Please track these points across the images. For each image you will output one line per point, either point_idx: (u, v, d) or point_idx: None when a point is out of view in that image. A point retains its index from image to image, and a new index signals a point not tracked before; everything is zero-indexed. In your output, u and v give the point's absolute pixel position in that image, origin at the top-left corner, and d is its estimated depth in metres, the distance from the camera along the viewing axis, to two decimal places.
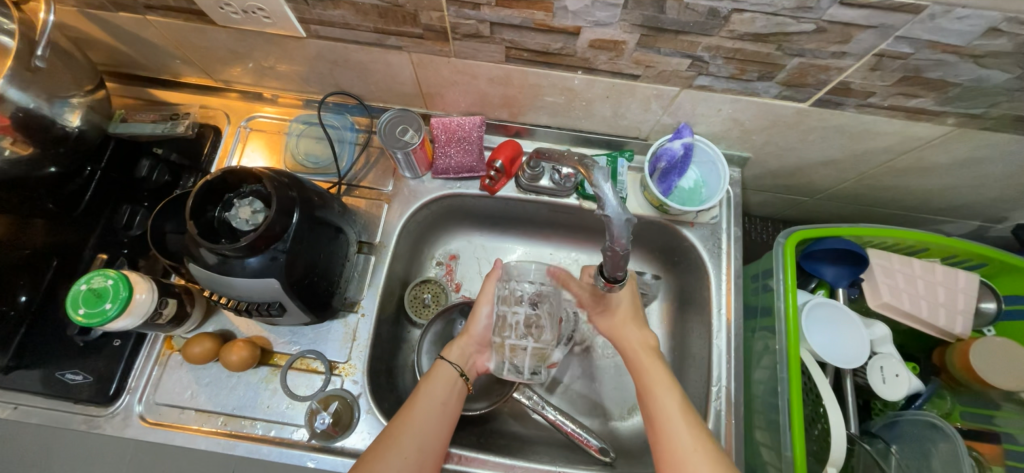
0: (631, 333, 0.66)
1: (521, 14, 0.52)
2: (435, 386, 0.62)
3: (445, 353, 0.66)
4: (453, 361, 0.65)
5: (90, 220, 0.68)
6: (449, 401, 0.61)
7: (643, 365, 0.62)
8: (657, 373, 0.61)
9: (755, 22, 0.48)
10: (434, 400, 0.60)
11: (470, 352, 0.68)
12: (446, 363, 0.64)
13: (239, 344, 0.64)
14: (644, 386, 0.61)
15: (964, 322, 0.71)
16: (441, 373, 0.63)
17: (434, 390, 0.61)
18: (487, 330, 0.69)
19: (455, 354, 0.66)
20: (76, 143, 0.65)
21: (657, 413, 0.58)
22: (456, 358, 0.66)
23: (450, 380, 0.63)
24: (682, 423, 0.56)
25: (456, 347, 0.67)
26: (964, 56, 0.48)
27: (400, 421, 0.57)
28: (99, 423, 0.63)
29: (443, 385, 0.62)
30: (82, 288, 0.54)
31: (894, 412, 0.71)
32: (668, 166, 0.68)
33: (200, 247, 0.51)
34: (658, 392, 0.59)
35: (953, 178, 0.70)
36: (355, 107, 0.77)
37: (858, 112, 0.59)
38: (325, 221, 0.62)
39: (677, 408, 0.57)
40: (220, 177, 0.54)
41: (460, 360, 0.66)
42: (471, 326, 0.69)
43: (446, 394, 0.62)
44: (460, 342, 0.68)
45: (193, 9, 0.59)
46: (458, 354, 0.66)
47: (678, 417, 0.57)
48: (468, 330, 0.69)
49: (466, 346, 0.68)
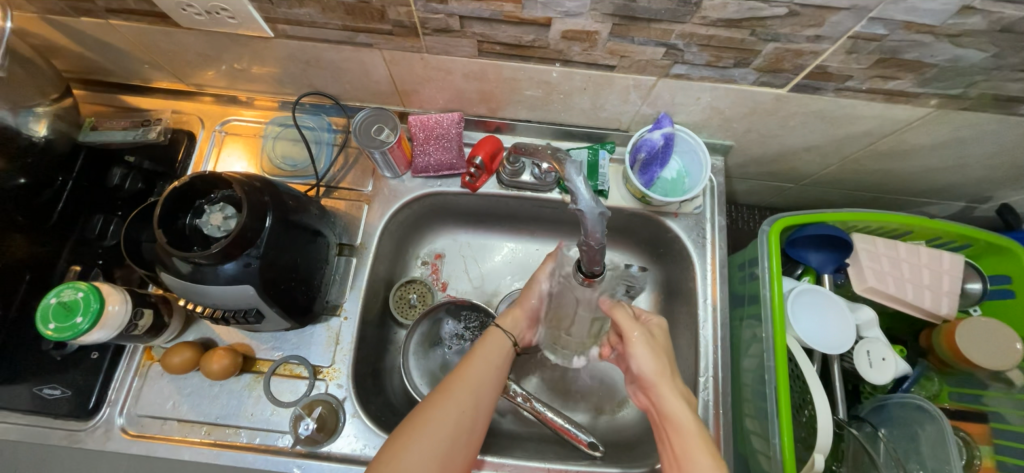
0: (668, 389, 0.55)
1: (490, 6, 0.50)
2: (489, 346, 0.61)
3: (499, 320, 0.64)
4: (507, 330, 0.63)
5: (62, 231, 0.66)
6: (501, 363, 0.60)
7: (678, 426, 0.52)
8: (695, 440, 0.51)
9: (726, 8, 0.47)
10: (489, 363, 0.59)
11: (522, 327, 0.65)
12: (500, 330, 0.63)
13: (220, 352, 0.63)
14: (678, 451, 0.51)
15: (950, 303, 0.70)
16: (494, 340, 0.61)
17: (489, 353, 0.60)
18: (540, 307, 0.67)
19: (511, 322, 0.64)
20: (43, 152, 0.64)
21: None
22: (511, 328, 0.64)
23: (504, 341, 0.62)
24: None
25: (510, 317, 0.65)
26: (939, 36, 0.48)
27: (453, 378, 0.57)
28: (81, 437, 0.63)
29: (496, 347, 0.61)
30: (51, 302, 0.53)
31: (882, 396, 0.70)
32: (648, 156, 0.68)
33: (172, 256, 0.50)
34: (696, 461, 0.49)
35: (935, 160, 0.69)
36: (331, 107, 0.76)
37: (837, 96, 0.58)
38: (301, 225, 0.61)
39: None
40: (188, 184, 0.53)
41: (513, 329, 0.64)
42: (527, 299, 0.66)
43: (499, 357, 0.60)
44: (513, 314, 0.65)
45: (155, 11, 0.58)
46: (512, 324, 0.64)
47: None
48: (523, 302, 0.66)
49: (519, 319, 0.65)
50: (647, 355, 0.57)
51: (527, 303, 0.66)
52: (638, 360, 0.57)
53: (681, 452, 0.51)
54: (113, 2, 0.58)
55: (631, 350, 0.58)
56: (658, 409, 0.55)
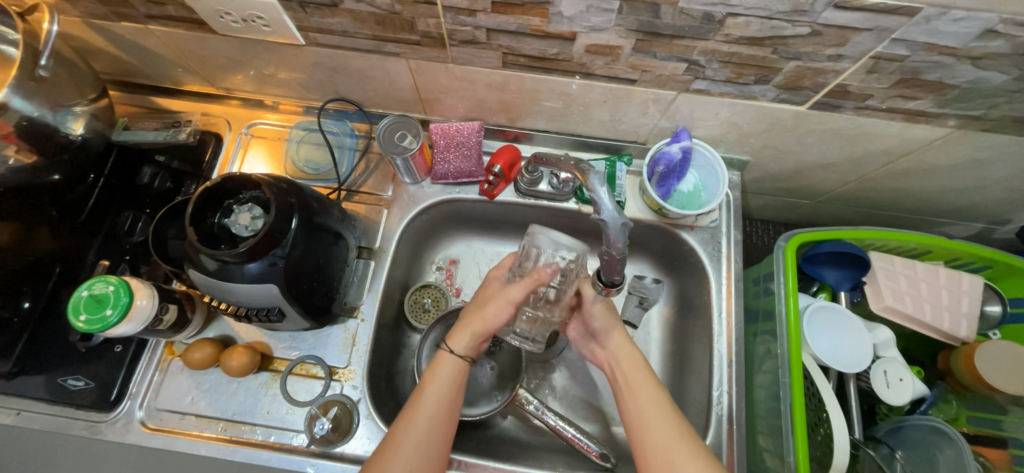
0: (616, 333, 0.61)
1: (516, 20, 0.52)
2: (439, 381, 0.57)
3: (450, 343, 0.59)
4: (461, 353, 0.58)
5: (93, 227, 0.68)
6: (454, 396, 0.57)
7: (627, 365, 0.58)
8: (642, 377, 0.57)
9: (750, 26, 0.48)
10: (438, 396, 0.56)
11: (480, 344, 0.60)
12: (452, 355, 0.58)
13: (239, 349, 0.64)
14: (626, 384, 0.57)
15: (969, 325, 0.70)
16: (444, 369, 0.58)
17: (436, 387, 0.57)
18: (502, 322, 0.60)
19: (464, 344, 0.59)
20: (78, 150, 0.66)
21: (642, 409, 0.54)
22: (466, 350, 0.59)
23: (457, 372, 0.58)
24: (665, 418, 0.53)
25: (464, 337, 0.59)
26: (962, 58, 0.48)
27: (404, 423, 0.54)
28: (101, 429, 0.64)
29: (448, 381, 0.57)
30: (83, 295, 0.55)
31: (898, 417, 0.70)
32: (666, 170, 0.69)
33: (200, 253, 0.52)
34: (640, 390, 0.56)
35: (954, 180, 0.69)
36: (355, 114, 0.78)
37: (857, 114, 0.59)
38: (325, 227, 0.62)
39: (665, 408, 0.54)
40: (220, 184, 0.55)
41: (468, 350, 0.59)
42: (489, 317, 0.59)
43: (451, 391, 0.57)
44: (468, 331, 0.59)
45: (194, 18, 0.60)
46: (467, 345, 0.58)
47: (665, 411, 0.54)
48: (484, 315, 0.59)
49: (473, 338, 0.59)
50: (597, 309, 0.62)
51: (488, 318, 0.59)
52: (593, 314, 0.62)
53: (632, 381, 0.57)
54: (155, 9, 0.60)
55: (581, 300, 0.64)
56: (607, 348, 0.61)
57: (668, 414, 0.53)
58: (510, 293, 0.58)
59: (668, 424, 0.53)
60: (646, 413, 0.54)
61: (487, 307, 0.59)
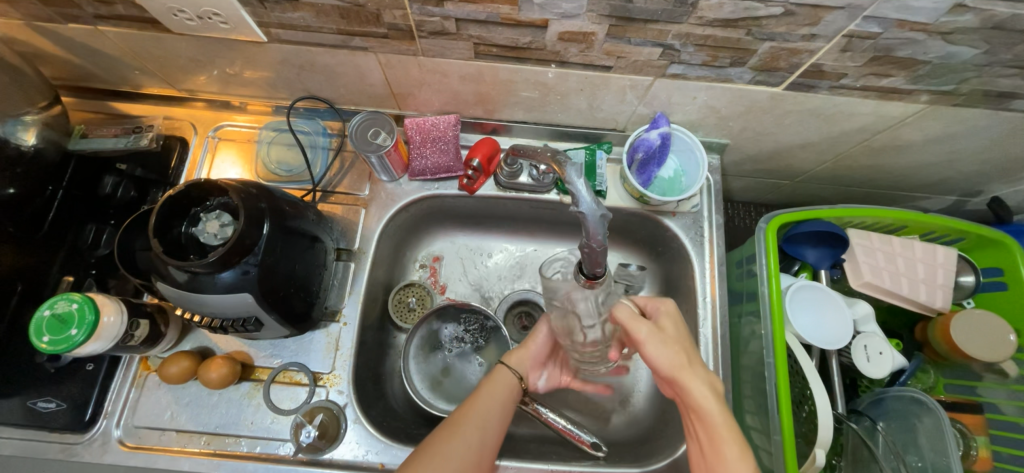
0: (692, 380, 0.52)
1: (486, 8, 0.50)
2: (496, 387, 0.59)
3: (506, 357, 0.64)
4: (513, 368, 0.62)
5: (54, 243, 0.65)
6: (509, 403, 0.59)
7: (704, 418, 0.51)
8: (721, 429, 0.50)
9: (723, 8, 0.47)
10: (494, 401, 0.58)
11: (529, 365, 0.64)
12: (507, 369, 0.62)
13: (218, 361, 0.62)
14: (705, 441, 0.51)
15: (944, 296, 0.71)
16: (501, 378, 0.61)
17: (492, 391, 0.59)
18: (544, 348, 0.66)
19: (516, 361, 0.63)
20: (32, 162, 0.62)
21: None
22: (517, 366, 0.63)
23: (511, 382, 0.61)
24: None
25: (516, 356, 0.64)
26: (933, 34, 0.48)
27: (465, 411, 0.57)
28: (77, 451, 0.62)
29: (506, 389, 0.60)
30: (45, 315, 0.52)
31: (879, 389, 0.71)
32: (645, 156, 0.68)
33: (168, 265, 0.50)
34: (727, 455, 0.49)
35: (928, 155, 0.70)
36: (326, 111, 0.75)
37: (832, 94, 0.59)
38: (299, 231, 0.60)
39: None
40: (184, 191, 0.52)
41: (518, 367, 0.63)
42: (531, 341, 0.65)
43: (506, 395, 0.59)
44: (519, 352, 0.64)
45: (146, 17, 0.57)
46: (519, 362, 0.64)
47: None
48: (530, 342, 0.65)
49: (525, 358, 0.64)
50: (658, 347, 0.54)
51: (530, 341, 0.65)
52: (653, 352, 0.54)
53: (712, 439, 0.50)
54: (102, 8, 0.57)
55: (642, 346, 0.55)
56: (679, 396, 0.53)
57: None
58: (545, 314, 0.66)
59: None
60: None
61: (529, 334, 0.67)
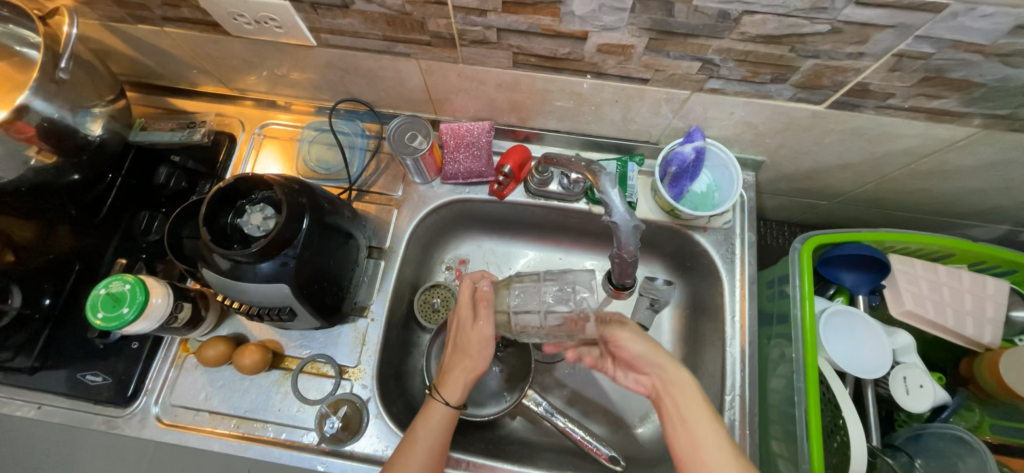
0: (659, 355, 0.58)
1: (528, 19, 0.51)
2: (432, 423, 0.58)
3: (440, 392, 0.60)
4: (455, 403, 0.60)
5: (110, 226, 0.70)
6: (443, 444, 0.58)
7: (679, 387, 0.56)
8: (694, 397, 0.55)
9: (766, 24, 0.47)
10: (431, 438, 0.57)
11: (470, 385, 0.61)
12: (443, 404, 0.59)
13: (252, 347, 0.65)
14: (680, 413, 0.55)
15: (994, 332, 0.67)
16: (437, 416, 0.59)
17: (429, 430, 0.57)
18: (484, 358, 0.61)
19: (457, 395, 0.60)
20: (97, 151, 0.67)
21: (698, 444, 0.52)
22: (458, 397, 0.60)
23: (450, 417, 0.59)
24: (727, 457, 0.50)
25: (453, 385, 0.60)
26: (990, 55, 0.46)
27: (406, 448, 0.56)
28: (118, 423, 0.65)
29: (441, 424, 0.58)
30: (101, 293, 0.56)
31: (918, 425, 0.68)
32: (678, 170, 0.67)
33: (214, 253, 0.52)
34: (702, 429, 0.52)
35: (980, 181, 0.67)
36: (365, 114, 0.78)
37: (878, 114, 0.57)
38: (336, 227, 0.62)
39: (719, 438, 0.51)
40: (233, 184, 0.55)
41: (460, 395, 0.60)
42: (467, 359, 0.61)
43: (442, 436, 0.58)
44: (457, 378, 0.60)
45: (207, 20, 0.61)
46: (458, 394, 0.60)
47: (723, 450, 0.51)
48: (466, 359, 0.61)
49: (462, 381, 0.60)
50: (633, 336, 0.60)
51: (471, 361, 0.61)
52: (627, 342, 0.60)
53: (686, 414, 0.54)
54: (169, 11, 0.61)
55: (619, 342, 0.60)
56: (660, 378, 0.58)
57: (729, 454, 0.50)
58: (483, 331, 0.60)
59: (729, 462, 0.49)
60: (709, 454, 0.51)
61: (467, 350, 0.61)
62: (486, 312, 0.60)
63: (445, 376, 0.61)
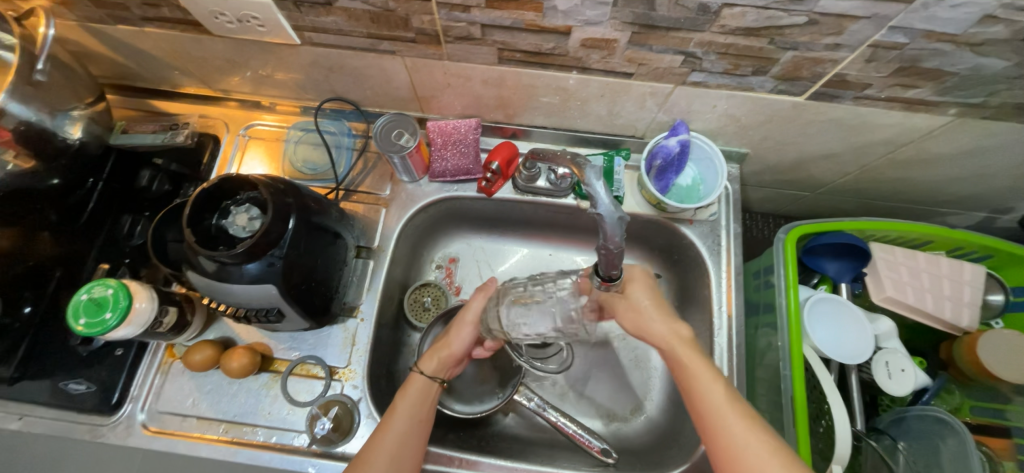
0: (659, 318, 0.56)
1: (512, 14, 0.52)
2: (410, 393, 0.58)
3: (420, 364, 0.60)
4: (431, 373, 0.60)
5: (92, 231, 0.68)
6: (421, 415, 0.57)
7: (682, 356, 0.54)
8: (702, 366, 0.52)
9: (746, 17, 0.48)
10: (410, 410, 0.57)
11: (450, 366, 0.62)
12: (421, 375, 0.60)
13: (240, 351, 0.64)
14: (688, 381, 0.53)
15: (972, 315, 0.69)
16: (414, 386, 0.59)
17: (408, 400, 0.57)
18: (468, 345, 0.63)
19: (432, 366, 0.60)
20: (76, 155, 0.66)
21: (702, 409, 0.51)
22: (437, 371, 0.61)
23: (427, 388, 0.59)
24: (733, 419, 0.49)
25: (435, 359, 0.61)
26: (960, 45, 0.48)
27: (383, 425, 0.55)
28: (103, 432, 0.64)
29: (417, 397, 0.58)
30: (83, 298, 0.55)
31: (899, 408, 0.70)
32: (664, 163, 0.68)
33: (198, 254, 0.52)
34: (708, 396, 0.51)
35: (956, 169, 0.69)
36: (351, 113, 0.78)
37: (855, 104, 0.59)
38: (323, 227, 0.62)
39: (724, 402, 0.50)
40: (217, 184, 0.55)
41: (439, 371, 0.61)
42: (453, 340, 0.62)
43: (420, 409, 0.57)
44: (440, 354, 0.61)
45: (188, 19, 0.60)
46: (437, 367, 0.61)
47: (728, 410, 0.49)
48: (450, 341, 0.62)
49: (444, 360, 0.61)
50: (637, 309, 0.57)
51: (453, 343, 0.62)
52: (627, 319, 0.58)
53: (693, 383, 0.52)
54: (149, 11, 0.60)
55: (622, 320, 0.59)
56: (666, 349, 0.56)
57: (733, 414, 0.49)
58: (469, 316, 0.62)
59: (734, 422, 0.49)
60: (714, 418, 0.50)
61: (452, 333, 0.63)
62: (479, 300, 0.63)
63: (430, 352, 0.63)
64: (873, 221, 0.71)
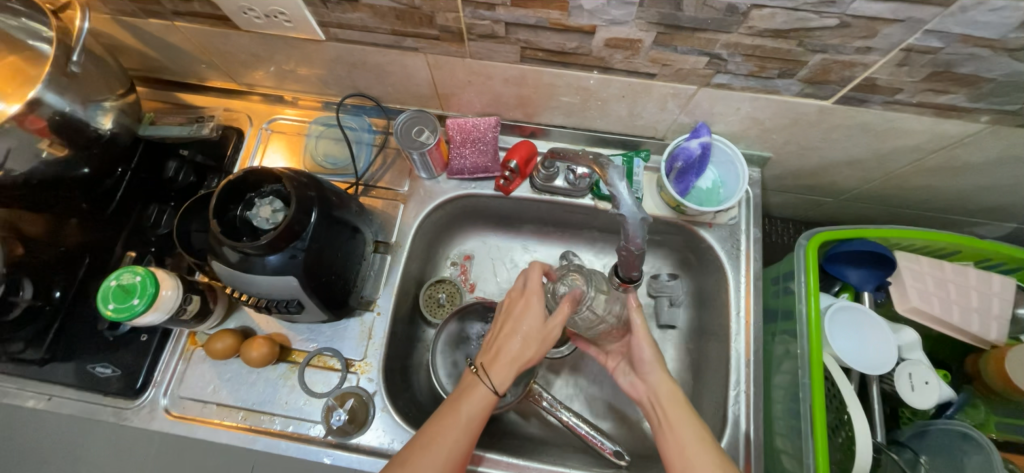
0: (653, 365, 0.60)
1: (537, 13, 0.52)
2: (472, 405, 0.55)
3: (490, 377, 0.56)
4: (499, 390, 0.56)
5: (120, 219, 0.70)
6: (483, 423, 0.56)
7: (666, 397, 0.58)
8: (679, 409, 0.57)
9: (775, 18, 0.47)
10: (467, 421, 0.55)
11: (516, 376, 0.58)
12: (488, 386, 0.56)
13: (259, 341, 0.65)
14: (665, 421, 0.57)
15: (1000, 329, 0.67)
16: (476, 396, 0.56)
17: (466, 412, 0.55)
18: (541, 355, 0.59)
19: (505, 383, 0.57)
20: (108, 145, 0.67)
21: (681, 446, 0.54)
22: (504, 385, 0.57)
23: (489, 402, 0.56)
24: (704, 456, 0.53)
25: (505, 374, 0.57)
26: (998, 50, 0.46)
27: (434, 433, 0.54)
28: (127, 415, 0.66)
29: (479, 409, 0.56)
30: (111, 284, 0.56)
31: (923, 421, 0.68)
32: (684, 166, 0.68)
33: (223, 245, 0.53)
34: (681, 431, 0.55)
35: (987, 178, 0.67)
36: (372, 109, 0.78)
37: (885, 109, 0.57)
38: (342, 221, 0.63)
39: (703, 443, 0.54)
40: (242, 177, 0.56)
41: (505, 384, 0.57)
42: (531, 352, 0.58)
43: (476, 423, 0.55)
44: (512, 366, 0.57)
45: (217, 14, 0.61)
46: (505, 383, 0.57)
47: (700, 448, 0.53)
48: (527, 353, 0.58)
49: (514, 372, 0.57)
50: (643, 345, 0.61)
51: (532, 356, 0.58)
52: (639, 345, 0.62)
53: (670, 419, 0.56)
54: (180, 6, 0.61)
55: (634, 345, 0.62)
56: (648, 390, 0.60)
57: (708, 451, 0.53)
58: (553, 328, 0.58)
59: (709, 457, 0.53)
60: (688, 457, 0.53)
61: (530, 342, 0.58)
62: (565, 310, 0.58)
63: (498, 360, 0.58)
64: (900, 228, 0.69)
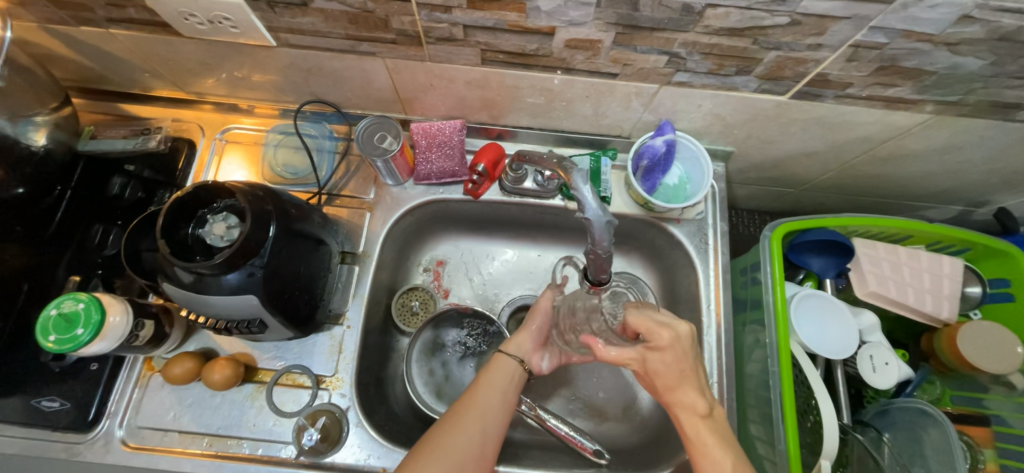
0: (683, 389, 0.52)
1: (494, 15, 0.51)
2: (494, 378, 0.59)
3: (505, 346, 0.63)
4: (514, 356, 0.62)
5: (62, 241, 0.65)
6: (511, 390, 0.59)
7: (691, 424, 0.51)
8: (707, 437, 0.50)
9: (729, 17, 0.48)
10: (493, 390, 0.57)
11: (529, 348, 0.63)
12: (508, 355, 0.61)
13: (222, 362, 0.62)
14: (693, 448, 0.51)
15: (951, 307, 0.71)
16: (501, 366, 0.60)
17: (493, 381, 0.58)
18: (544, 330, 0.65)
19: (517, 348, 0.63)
20: (42, 163, 0.63)
21: None
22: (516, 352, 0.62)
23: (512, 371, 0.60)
24: None
25: (515, 342, 0.63)
26: (938, 44, 0.48)
27: (466, 406, 0.55)
28: (79, 450, 0.62)
29: (503, 380, 0.59)
30: (52, 314, 0.52)
31: (885, 400, 0.71)
32: (650, 164, 0.68)
33: (174, 266, 0.50)
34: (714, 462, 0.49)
35: (934, 164, 0.70)
36: (333, 115, 0.76)
37: (837, 103, 0.59)
38: (304, 233, 0.60)
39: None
40: (191, 193, 0.53)
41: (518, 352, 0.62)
42: (529, 323, 0.64)
43: (500, 395, 0.57)
44: (519, 337, 0.63)
45: (156, 20, 0.58)
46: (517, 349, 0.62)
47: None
48: (529, 326, 0.64)
49: (524, 342, 0.63)
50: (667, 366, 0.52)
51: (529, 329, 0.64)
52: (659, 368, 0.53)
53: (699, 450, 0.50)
54: (115, 12, 0.58)
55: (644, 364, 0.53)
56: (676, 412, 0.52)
57: None
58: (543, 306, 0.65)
59: None
60: None
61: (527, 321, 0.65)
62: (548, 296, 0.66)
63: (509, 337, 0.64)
64: (859, 216, 0.72)
